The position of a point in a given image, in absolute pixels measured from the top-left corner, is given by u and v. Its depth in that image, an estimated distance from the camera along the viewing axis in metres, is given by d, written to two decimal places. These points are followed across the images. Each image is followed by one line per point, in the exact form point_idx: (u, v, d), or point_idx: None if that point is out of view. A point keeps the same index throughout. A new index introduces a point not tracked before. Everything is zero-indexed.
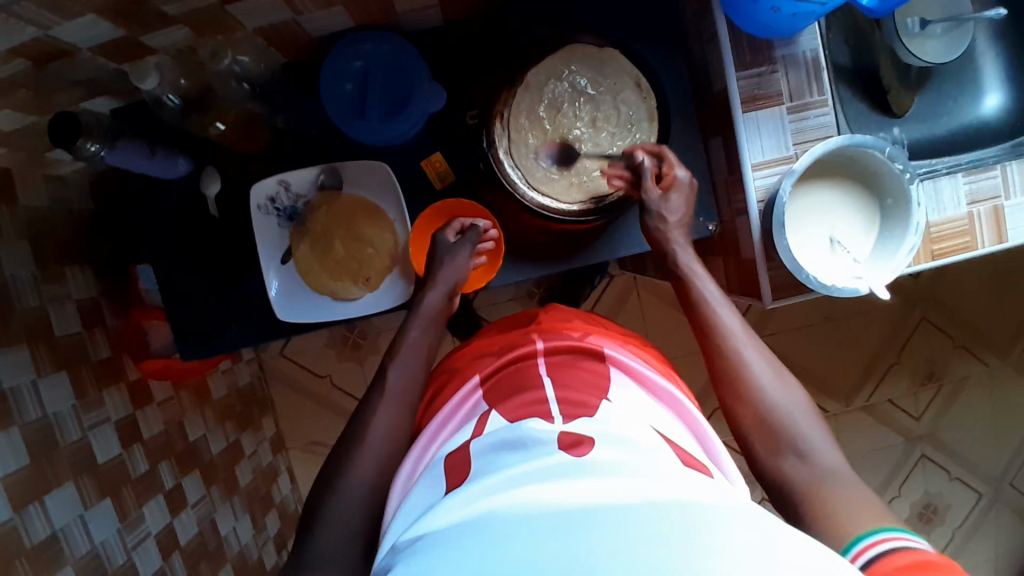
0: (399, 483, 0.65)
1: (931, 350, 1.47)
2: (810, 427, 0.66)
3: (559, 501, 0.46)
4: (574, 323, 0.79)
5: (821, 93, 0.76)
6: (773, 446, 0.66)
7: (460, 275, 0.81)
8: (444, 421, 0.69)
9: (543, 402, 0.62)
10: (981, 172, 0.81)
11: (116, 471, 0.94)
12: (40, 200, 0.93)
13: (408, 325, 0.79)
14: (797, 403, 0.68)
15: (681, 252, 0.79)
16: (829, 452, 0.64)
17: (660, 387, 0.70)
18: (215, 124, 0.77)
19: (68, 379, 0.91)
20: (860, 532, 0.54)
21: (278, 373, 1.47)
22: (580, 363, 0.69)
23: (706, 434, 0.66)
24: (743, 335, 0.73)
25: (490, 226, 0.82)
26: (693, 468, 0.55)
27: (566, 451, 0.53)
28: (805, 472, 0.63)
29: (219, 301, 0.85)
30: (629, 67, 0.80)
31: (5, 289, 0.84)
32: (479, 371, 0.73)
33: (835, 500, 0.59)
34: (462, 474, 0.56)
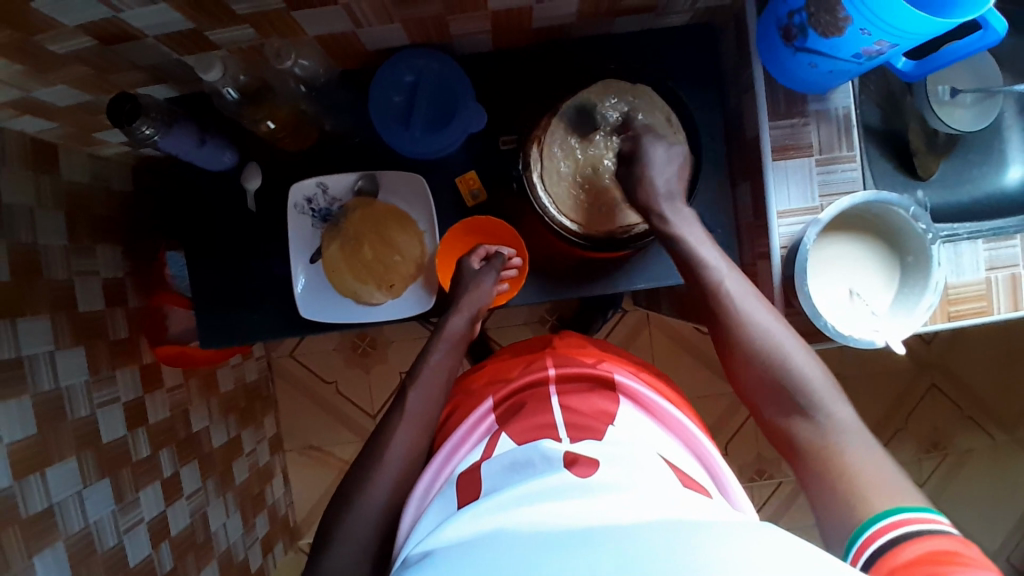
0: (416, 500, 0.66)
1: (937, 417, 1.46)
2: (816, 380, 0.66)
3: (564, 518, 0.46)
4: (587, 350, 0.80)
5: (851, 148, 0.78)
6: (779, 401, 0.67)
7: (484, 300, 0.83)
8: (459, 441, 0.69)
9: (552, 426, 0.63)
10: (1002, 240, 0.83)
11: (117, 451, 0.94)
12: (81, 177, 0.96)
13: (429, 350, 0.79)
14: (795, 350, 0.68)
15: (673, 218, 0.76)
16: (840, 407, 0.64)
17: (671, 417, 0.70)
18: (266, 122, 0.80)
19: (83, 353, 0.92)
20: (883, 508, 0.55)
21: (285, 374, 1.47)
22: (592, 392, 0.70)
23: (717, 467, 0.66)
24: (737, 295, 0.71)
25: (514, 254, 0.86)
26: (688, 487, 0.55)
27: (567, 468, 0.53)
28: (816, 432, 0.64)
29: (244, 290, 0.87)
30: (659, 103, 0.82)
31: (36, 259, 0.86)
32: (494, 394, 0.73)
33: (847, 466, 0.60)
34: (472, 494, 0.56)
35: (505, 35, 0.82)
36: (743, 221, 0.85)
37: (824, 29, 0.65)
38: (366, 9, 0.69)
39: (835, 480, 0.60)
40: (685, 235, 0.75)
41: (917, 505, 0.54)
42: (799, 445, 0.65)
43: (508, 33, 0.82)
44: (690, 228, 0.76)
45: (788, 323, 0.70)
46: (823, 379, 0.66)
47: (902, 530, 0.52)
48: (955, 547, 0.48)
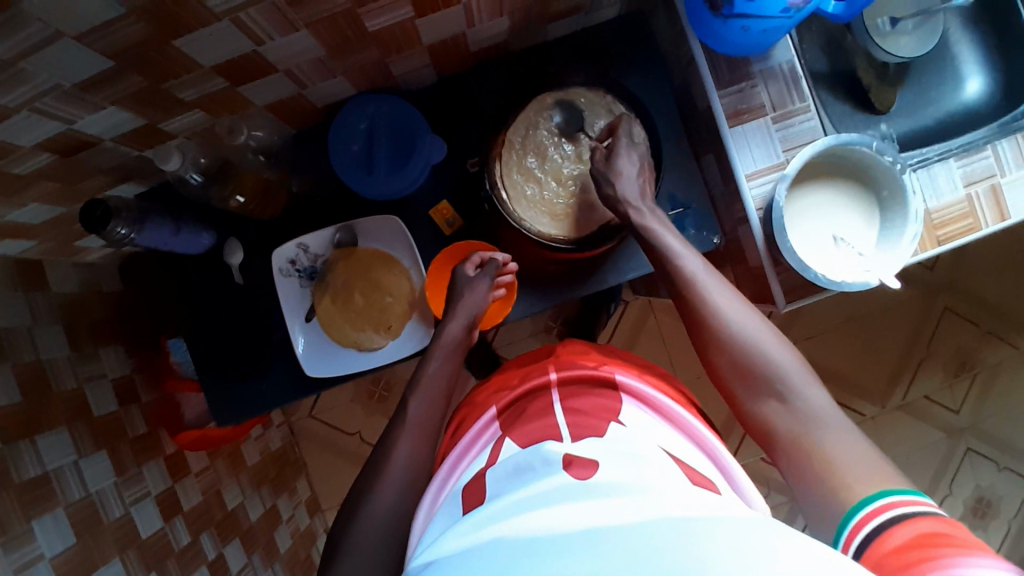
0: (421, 514, 0.66)
1: (957, 339, 1.45)
2: (793, 369, 0.67)
3: (562, 518, 0.47)
4: (591, 355, 0.80)
5: (803, 99, 0.79)
6: (754, 390, 0.67)
7: (479, 309, 0.83)
8: (468, 445, 0.70)
9: (554, 426, 0.64)
10: (973, 154, 0.84)
11: (159, 544, 0.95)
12: (72, 287, 0.98)
13: (427, 360, 0.81)
14: (763, 334, 0.69)
15: (646, 216, 0.77)
16: (813, 393, 0.65)
17: (675, 414, 0.71)
18: (235, 197, 0.81)
19: (107, 456, 0.93)
20: (871, 492, 0.55)
21: (309, 435, 1.48)
22: (592, 391, 0.70)
23: (719, 452, 0.67)
24: (710, 282, 0.73)
25: (508, 260, 0.85)
26: (700, 485, 0.56)
27: (566, 471, 0.55)
28: (790, 417, 0.64)
29: (247, 361, 0.87)
30: (599, 98, 0.82)
31: (43, 373, 0.87)
32: (496, 403, 0.74)
33: (823, 448, 0.61)
34: (477, 499, 0.58)
35: (448, 64, 0.84)
36: (717, 191, 0.86)
37: None
38: (306, 68, 0.71)
39: (810, 459, 0.61)
40: (654, 227, 0.76)
41: (903, 488, 0.54)
42: (775, 431, 0.65)
43: (450, 62, 0.83)
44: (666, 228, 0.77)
45: (756, 309, 0.72)
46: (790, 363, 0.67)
47: (894, 513, 0.52)
48: (948, 530, 0.47)
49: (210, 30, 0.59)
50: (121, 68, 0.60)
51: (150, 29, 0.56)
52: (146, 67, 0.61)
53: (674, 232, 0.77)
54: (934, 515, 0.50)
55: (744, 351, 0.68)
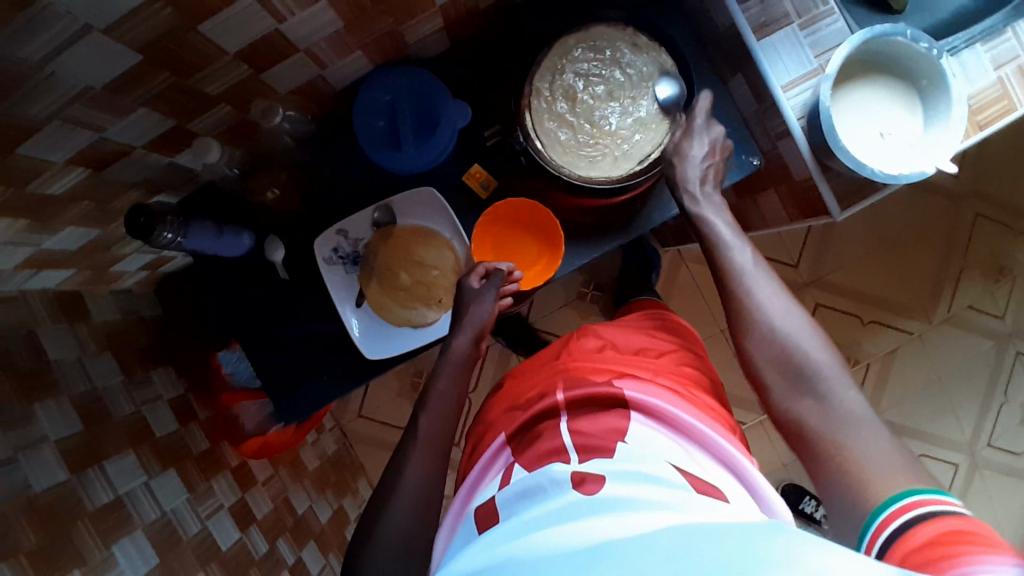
0: (443, 533, 0.68)
1: (993, 243, 1.43)
2: (830, 368, 0.65)
3: (566, 536, 0.50)
4: (601, 363, 0.77)
5: (826, 2, 0.77)
6: (791, 388, 0.65)
7: (487, 319, 0.80)
8: (477, 478, 0.71)
9: (561, 451, 0.64)
10: (995, 38, 0.83)
11: (240, 554, 0.95)
12: (113, 313, 0.98)
13: (438, 373, 0.77)
14: (804, 331, 0.68)
15: (700, 200, 0.77)
16: (849, 396, 0.63)
17: (684, 420, 0.66)
18: (271, 189, 0.83)
19: (176, 475, 0.93)
20: (895, 491, 0.54)
21: (361, 436, 1.47)
22: (601, 412, 0.68)
23: (737, 462, 0.64)
24: (756, 275, 0.72)
25: (513, 268, 0.83)
26: (706, 496, 0.56)
27: (577, 488, 0.57)
28: (822, 416, 0.62)
29: (300, 358, 0.87)
30: (620, 32, 0.81)
31: (102, 400, 0.87)
32: (506, 429, 0.73)
33: (851, 445, 0.59)
34: (490, 519, 0.60)
35: (460, 26, 0.82)
36: (750, 111, 0.84)
37: None
38: (325, 46, 0.71)
39: (835, 459, 0.59)
40: (709, 216, 0.77)
41: (927, 486, 0.54)
42: (804, 429, 0.63)
43: (461, 22, 0.82)
44: (719, 213, 0.77)
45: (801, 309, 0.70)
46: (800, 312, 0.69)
47: (917, 512, 0.51)
48: (973, 528, 0.47)
49: (232, 12, 0.58)
50: (147, 64, 0.59)
51: (175, 16, 0.55)
52: (171, 63, 0.61)
53: (730, 223, 0.77)
54: (958, 514, 0.49)
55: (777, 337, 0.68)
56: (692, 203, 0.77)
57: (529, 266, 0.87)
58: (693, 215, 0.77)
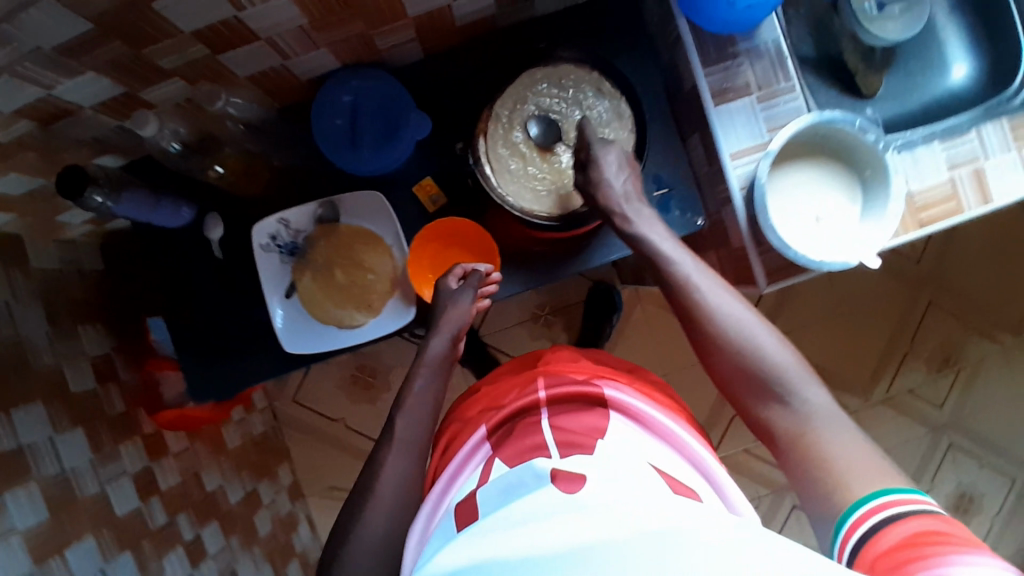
0: (410, 543, 0.64)
1: (943, 334, 1.46)
2: (790, 367, 0.66)
3: (547, 538, 0.46)
4: (579, 366, 0.79)
5: (788, 79, 0.79)
6: (756, 394, 0.66)
7: (464, 320, 0.82)
8: (457, 468, 0.70)
9: (544, 447, 0.64)
10: (957, 137, 0.84)
11: (134, 522, 0.95)
12: (52, 262, 0.97)
13: (414, 376, 0.78)
14: (762, 333, 0.68)
15: (636, 216, 0.77)
16: (812, 390, 0.64)
17: (662, 425, 0.69)
18: (215, 168, 0.79)
19: (84, 434, 0.92)
20: (872, 491, 0.55)
21: (295, 421, 1.47)
22: (581, 408, 0.70)
23: (709, 467, 0.67)
24: (706, 285, 0.72)
25: (491, 269, 0.85)
26: (679, 493, 0.56)
27: (554, 485, 0.55)
28: (791, 419, 0.64)
29: (222, 340, 0.87)
30: (587, 75, 0.82)
31: (21, 348, 0.86)
32: (485, 423, 0.73)
33: (821, 449, 0.61)
34: (469, 518, 0.58)
35: (435, 41, 0.83)
36: (701, 172, 0.85)
37: None
38: (289, 40, 0.71)
39: (810, 462, 0.61)
40: (648, 235, 0.76)
41: (900, 485, 0.55)
42: (777, 437, 0.65)
43: (436, 37, 0.83)
44: (652, 227, 0.77)
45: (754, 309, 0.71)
46: (751, 315, 0.70)
47: (891, 512, 0.53)
48: (947, 530, 0.48)
49: None
50: (98, 32, 0.59)
51: None
52: (125, 34, 0.61)
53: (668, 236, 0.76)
54: (932, 513, 0.51)
55: (732, 349, 0.68)
56: (625, 221, 0.77)
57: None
58: (630, 234, 0.77)
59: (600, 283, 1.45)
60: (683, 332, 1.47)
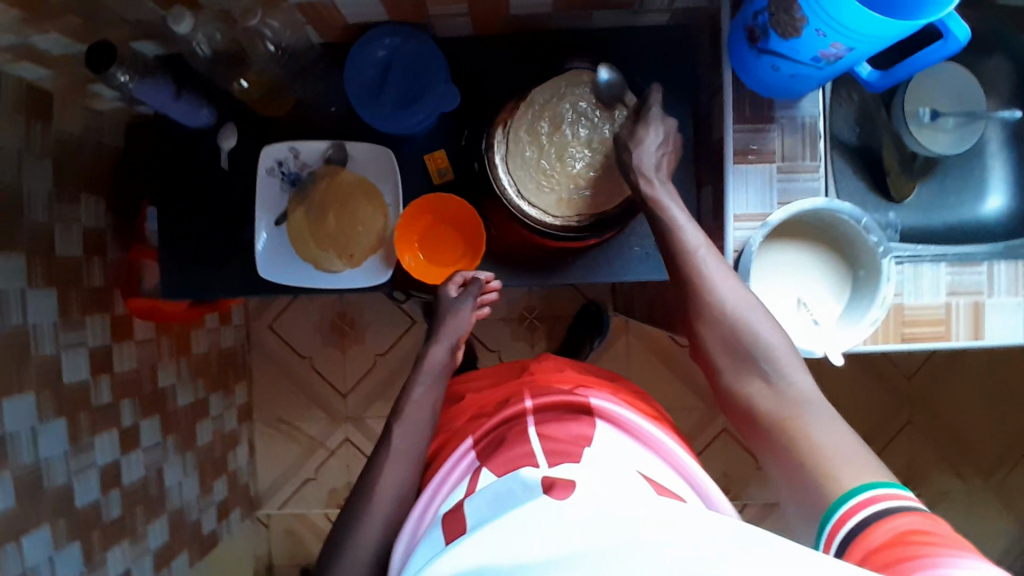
0: (400, 546, 0.66)
1: (912, 455, 1.43)
2: (779, 349, 0.69)
3: (538, 551, 0.47)
4: (564, 375, 0.82)
5: (814, 158, 0.78)
6: (740, 370, 0.70)
7: (463, 329, 0.84)
8: (442, 480, 0.70)
9: (531, 454, 0.63)
10: (967, 266, 0.83)
11: (78, 393, 0.98)
12: (74, 128, 0.99)
13: (410, 385, 0.80)
14: (756, 315, 0.70)
15: (660, 192, 0.76)
16: (797, 373, 0.68)
17: (648, 435, 0.71)
18: (241, 81, 0.82)
19: (55, 296, 0.95)
20: (854, 485, 0.57)
21: (264, 346, 1.49)
22: (567, 418, 0.70)
23: (691, 470, 0.68)
24: (713, 261, 0.72)
25: (491, 278, 0.85)
26: (664, 497, 0.58)
27: (545, 492, 0.53)
28: (771, 398, 0.67)
29: (204, 247, 0.88)
30: (629, 95, 0.82)
31: (18, 198, 0.89)
32: (473, 433, 0.73)
33: (803, 429, 0.64)
34: (458, 529, 0.57)
35: (486, 22, 0.83)
36: (706, 222, 0.85)
37: (784, 31, 0.66)
38: None
39: (795, 443, 0.64)
40: (668, 207, 0.75)
41: (889, 480, 0.57)
42: (755, 411, 0.68)
43: (488, 19, 0.83)
44: (674, 203, 0.76)
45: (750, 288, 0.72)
46: (749, 297, 0.71)
47: (878, 506, 0.54)
48: (935, 526, 0.49)
49: None
50: None
51: None
52: None
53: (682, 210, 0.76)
54: (918, 511, 0.52)
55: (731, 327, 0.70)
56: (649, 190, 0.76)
57: (445, 264, 0.89)
58: (650, 200, 0.76)
59: (591, 304, 1.44)
60: (656, 375, 1.47)
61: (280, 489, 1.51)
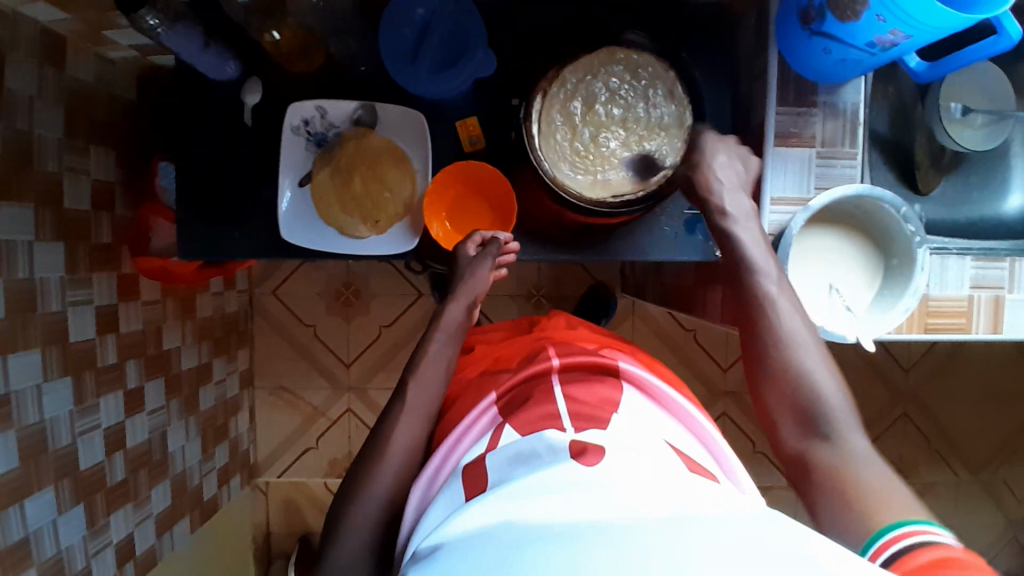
0: (416, 496, 0.64)
1: (906, 447, 1.46)
2: (844, 415, 0.65)
3: (561, 509, 0.46)
4: (586, 338, 0.80)
5: (853, 146, 0.78)
6: (801, 427, 0.66)
7: (480, 289, 0.81)
8: (463, 432, 0.66)
9: (557, 416, 0.61)
10: (991, 260, 0.83)
11: (84, 353, 0.95)
12: (87, 74, 0.96)
13: (430, 336, 0.78)
14: (820, 367, 0.68)
15: (743, 230, 0.74)
16: (858, 438, 0.64)
17: (675, 405, 0.69)
18: (272, 32, 0.78)
19: (63, 251, 0.91)
20: (891, 520, 0.54)
21: (266, 311, 1.47)
22: (594, 379, 0.68)
23: (719, 449, 0.66)
24: (783, 304, 0.70)
25: (510, 239, 0.83)
26: (696, 473, 0.55)
27: (574, 458, 0.53)
28: (833, 456, 0.63)
29: (224, 206, 0.86)
30: (665, 73, 0.80)
31: (29, 146, 0.85)
32: (496, 388, 0.70)
33: (857, 483, 0.60)
34: (478, 486, 0.56)
35: None
36: None
37: (841, 13, 0.65)
38: None
39: (846, 495, 0.59)
40: (739, 236, 0.74)
41: (918, 517, 0.54)
42: (811, 467, 0.64)
43: None
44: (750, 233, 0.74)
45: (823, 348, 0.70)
46: (821, 355, 0.69)
47: (910, 541, 0.51)
48: (964, 556, 0.47)
49: None
50: None
51: None
52: None
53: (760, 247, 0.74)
54: (950, 545, 0.50)
55: (798, 377, 0.67)
56: (724, 218, 0.75)
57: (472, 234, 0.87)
58: (723, 229, 0.75)
59: (600, 284, 1.44)
60: (660, 358, 1.48)
61: (280, 456, 1.50)
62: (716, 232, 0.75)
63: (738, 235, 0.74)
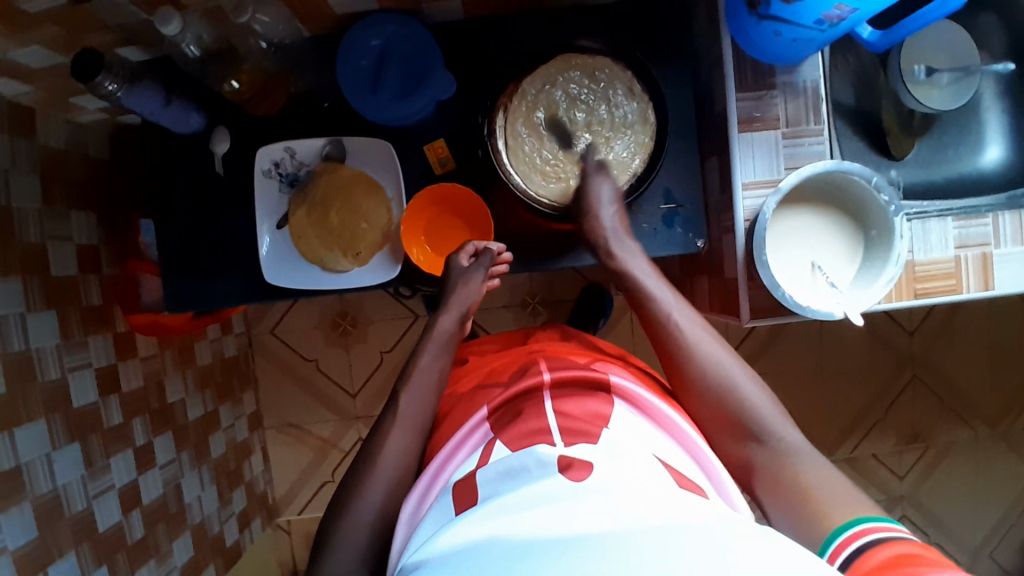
0: (404, 517, 0.64)
1: (920, 410, 1.45)
2: (768, 411, 0.68)
3: (548, 524, 0.47)
4: (576, 352, 0.79)
5: (818, 122, 0.78)
6: (734, 435, 0.69)
7: (472, 301, 0.82)
8: (451, 451, 0.67)
9: (546, 430, 0.61)
10: (973, 218, 0.83)
11: (88, 416, 0.96)
12: (58, 141, 0.97)
13: (421, 349, 0.79)
14: (733, 370, 0.71)
15: (636, 267, 0.79)
16: (786, 430, 0.67)
17: (663, 415, 0.68)
18: (231, 81, 0.80)
19: (55, 318, 0.92)
20: (843, 520, 0.55)
21: (267, 351, 1.47)
22: (585, 395, 0.67)
23: (707, 458, 0.65)
24: (683, 323, 0.74)
25: (502, 249, 0.83)
26: (686, 488, 0.55)
27: (562, 473, 0.53)
28: (768, 455, 0.66)
29: (205, 257, 0.86)
30: (623, 73, 0.80)
31: (9, 221, 0.86)
32: (487, 403, 0.70)
33: (798, 478, 0.62)
34: (468, 501, 0.56)
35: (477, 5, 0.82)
36: (713, 195, 0.84)
37: None
38: None
39: (793, 495, 0.61)
40: (631, 269, 0.79)
41: (876, 514, 0.55)
42: (754, 472, 0.66)
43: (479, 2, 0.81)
44: (637, 262, 0.80)
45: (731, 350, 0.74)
46: (732, 359, 0.72)
47: (868, 537, 0.52)
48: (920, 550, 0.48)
49: None
50: None
51: None
52: None
53: (652, 273, 0.79)
54: (907, 540, 0.50)
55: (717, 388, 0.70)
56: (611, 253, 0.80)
57: None
58: (613, 266, 0.80)
59: (593, 284, 1.44)
60: None
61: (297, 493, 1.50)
62: (608, 267, 0.81)
63: (631, 270, 0.79)
